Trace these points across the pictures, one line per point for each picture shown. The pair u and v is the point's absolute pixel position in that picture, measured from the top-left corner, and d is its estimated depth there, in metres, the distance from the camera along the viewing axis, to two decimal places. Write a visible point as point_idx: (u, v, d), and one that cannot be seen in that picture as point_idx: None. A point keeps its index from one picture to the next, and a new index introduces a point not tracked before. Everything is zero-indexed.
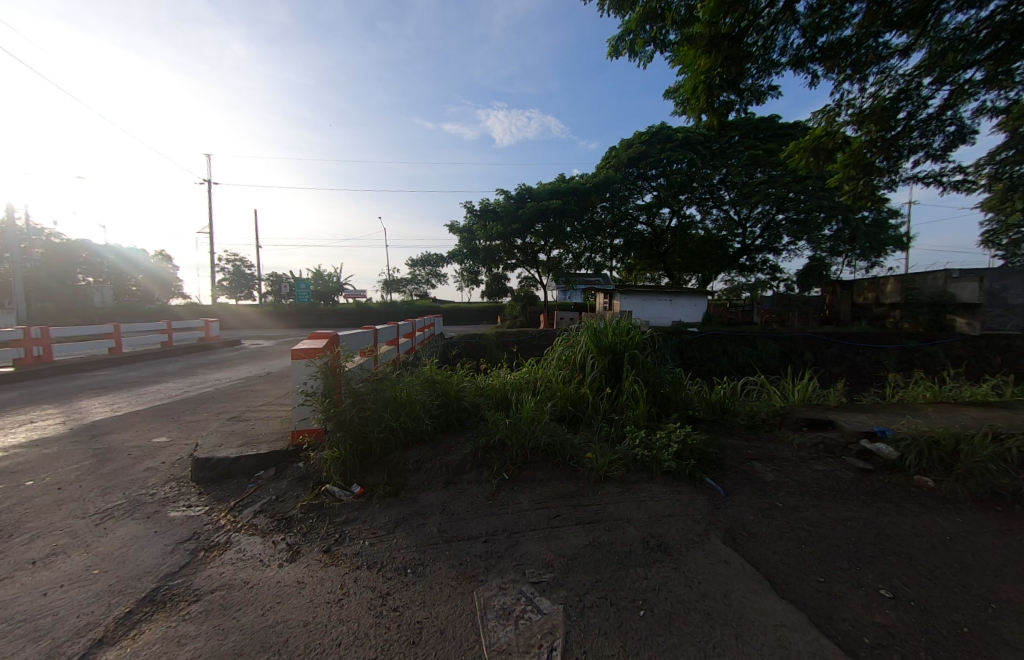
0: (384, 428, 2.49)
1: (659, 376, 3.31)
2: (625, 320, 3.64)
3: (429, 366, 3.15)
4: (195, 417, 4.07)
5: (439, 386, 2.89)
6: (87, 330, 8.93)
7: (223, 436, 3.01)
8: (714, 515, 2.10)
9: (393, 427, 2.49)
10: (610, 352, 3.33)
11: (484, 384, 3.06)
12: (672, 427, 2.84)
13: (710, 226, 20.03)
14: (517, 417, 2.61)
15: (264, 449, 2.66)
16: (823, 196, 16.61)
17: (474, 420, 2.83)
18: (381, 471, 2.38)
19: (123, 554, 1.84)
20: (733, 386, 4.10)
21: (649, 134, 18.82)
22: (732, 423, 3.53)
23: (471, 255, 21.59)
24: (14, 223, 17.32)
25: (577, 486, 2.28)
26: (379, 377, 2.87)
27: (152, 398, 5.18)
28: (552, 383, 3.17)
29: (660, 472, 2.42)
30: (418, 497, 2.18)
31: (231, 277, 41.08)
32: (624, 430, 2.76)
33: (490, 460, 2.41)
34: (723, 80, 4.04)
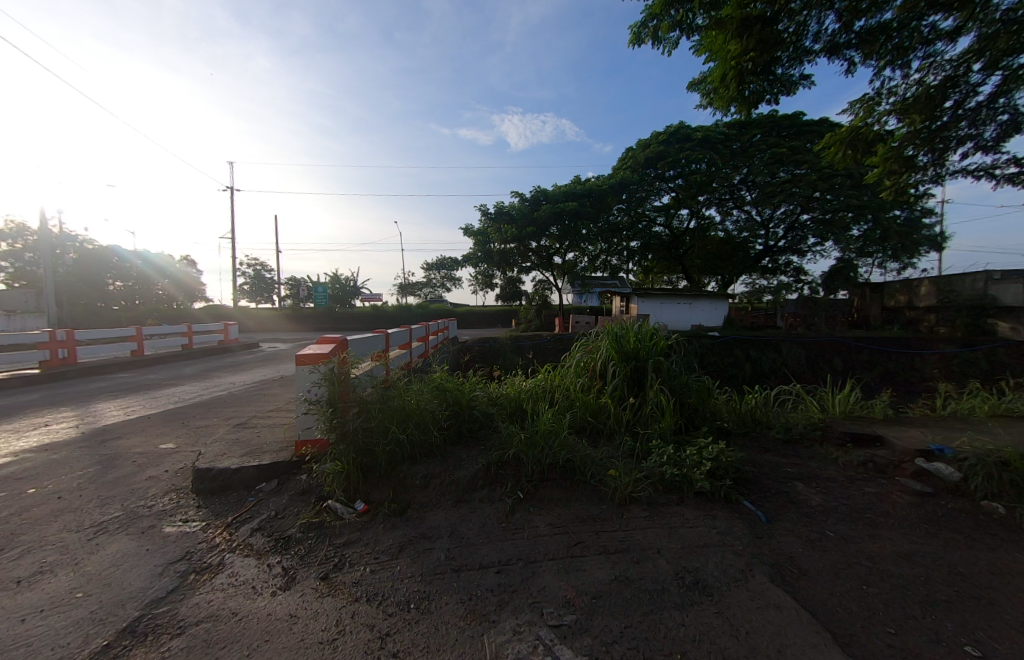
0: (390, 440, 2.32)
1: (686, 384, 3.06)
2: (647, 324, 3.40)
3: (439, 371, 2.98)
4: (205, 422, 4.02)
5: (450, 394, 2.71)
6: (111, 333, 9.17)
7: (227, 444, 2.91)
8: (756, 546, 1.85)
9: (400, 439, 2.32)
10: (633, 359, 3.10)
11: (498, 393, 2.87)
12: (703, 442, 2.58)
13: (730, 227, 19.45)
14: (534, 430, 2.41)
15: (266, 460, 2.54)
16: (852, 195, 15.88)
17: (487, 431, 2.64)
18: (386, 486, 2.21)
19: (110, 576, 1.71)
20: (765, 395, 3.80)
21: (667, 134, 18.41)
22: (766, 436, 3.25)
23: (485, 258, 21.53)
24: (49, 230, 18.16)
25: (600, 509, 2.05)
26: (388, 385, 2.73)
27: (167, 402, 5.18)
28: (570, 392, 2.95)
29: (691, 493, 2.18)
30: (425, 517, 2.00)
31: (252, 281, 42.27)
32: (650, 445, 2.52)
33: (503, 476, 2.22)
34: (755, 67, 3.81)
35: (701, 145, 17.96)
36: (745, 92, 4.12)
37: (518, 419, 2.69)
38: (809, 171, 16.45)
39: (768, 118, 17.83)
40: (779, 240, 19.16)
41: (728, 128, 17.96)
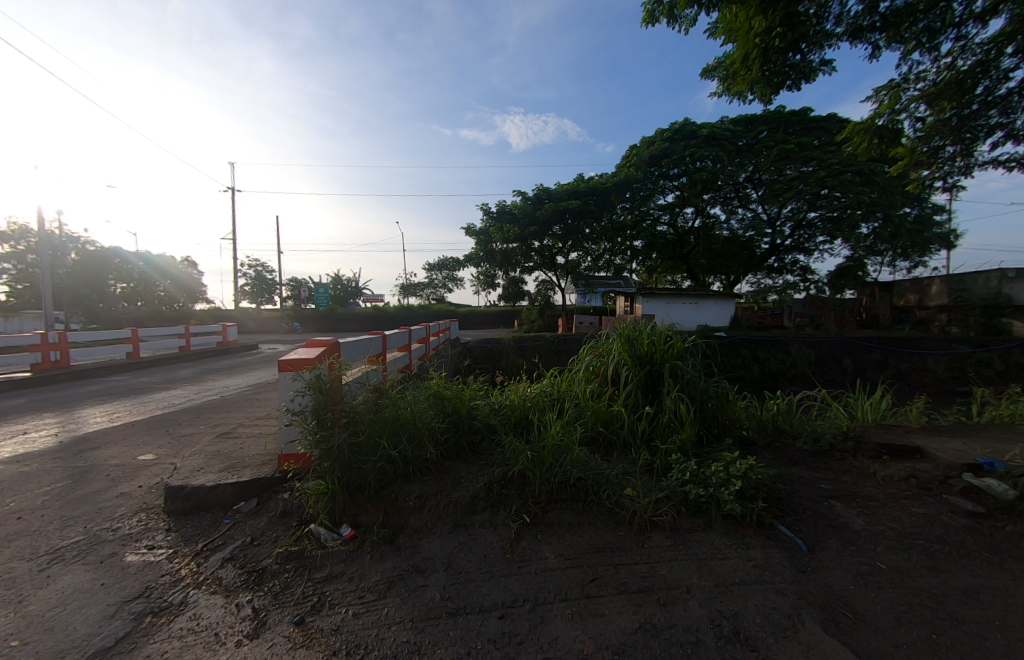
0: (380, 457, 2.07)
1: (706, 390, 2.81)
2: (661, 325, 3.14)
3: (437, 378, 2.74)
4: (190, 430, 3.79)
5: (447, 403, 2.47)
6: (105, 334, 9.02)
7: (207, 457, 2.68)
8: (801, 583, 1.58)
9: (391, 455, 2.07)
10: (647, 364, 2.84)
11: (500, 402, 2.63)
12: (727, 456, 2.33)
13: (735, 226, 19.19)
14: (541, 443, 2.16)
15: (246, 476, 2.30)
16: (862, 191, 15.52)
17: (489, 444, 2.40)
18: (376, 508, 1.97)
19: (53, 617, 1.47)
20: (788, 401, 3.53)
21: (672, 130, 18.12)
22: (791, 447, 2.99)
23: (487, 258, 21.28)
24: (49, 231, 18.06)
25: (617, 536, 1.80)
26: (381, 393, 2.49)
27: (155, 407, 4.97)
28: (579, 399, 2.71)
29: (720, 516, 1.92)
30: (419, 545, 1.77)
31: (254, 282, 42.20)
32: (669, 460, 2.27)
33: (507, 497, 1.97)
34: (779, 46, 3.57)
35: (707, 141, 17.66)
36: (766, 75, 3.87)
37: (524, 432, 2.45)
38: (818, 168, 16.13)
39: (774, 115, 17.53)
40: (786, 239, 18.85)
41: (734, 124, 17.67)
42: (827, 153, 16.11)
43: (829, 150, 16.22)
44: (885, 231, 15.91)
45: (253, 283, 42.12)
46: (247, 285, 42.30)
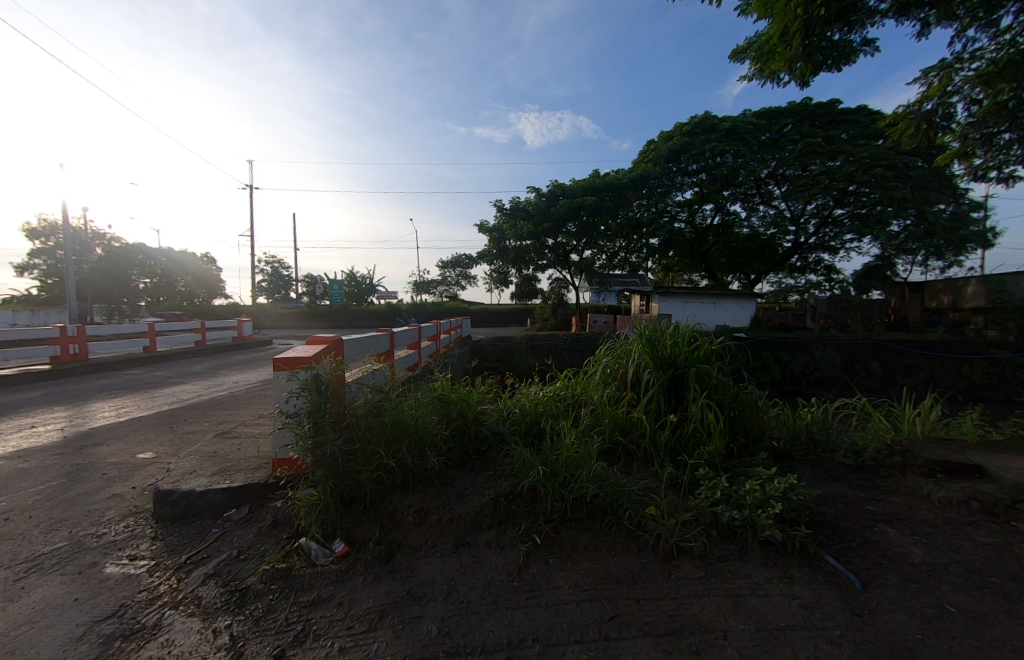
0: (377, 466, 1.90)
1: (734, 397, 2.56)
2: (685, 326, 2.89)
3: (441, 379, 2.57)
4: (193, 428, 3.72)
5: (452, 406, 2.28)
6: (123, 328, 9.19)
7: (201, 458, 2.56)
8: (858, 628, 1.32)
9: (390, 465, 1.89)
10: (669, 368, 2.60)
11: (509, 407, 2.44)
12: (763, 472, 2.07)
13: (756, 223, 18.61)
14: (553, 455, 1.95)
15: (238, 482, 2.17)
16: (895, 186, 14.72)
17: (496, 454, 2.21)
18: (372, 522, 1.80)
19: (15, 637, 1.31)
20: (823, 410, 3.22)
21: (692, 125, 17.61)
22: (828, 462, 2.71)
23: (499, 255, 21.07)
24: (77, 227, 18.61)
25: (640, 564, 1.58)
26: (382, 394, 2.32)
27: (163, 402, 4.96)
28: (596, 405, 2.49)
29: (756, 544, 1.68)
30: (417, 568, 1.58)
31: (271, 279, 43.03)
32: (696, 476, 2.04)
33: (516, 515, 1.77)
34: (825, 15, 3.24)
35: (728, 136, 17.09)
36: (807, 50, 3.54)
37: (535, 441, 2.25)
38: (846, 162, 15.41)
39: (800, 107, 16.84)
40: (810, 236, 18.13)
41: (757, 118, 17.09)
42: (856, 147, 15.39)
43: (858, 144, 15.48)
44: (919, 228, 15.06)
45: (270, 279, 42.90)
46: (264, 281, 43.11)
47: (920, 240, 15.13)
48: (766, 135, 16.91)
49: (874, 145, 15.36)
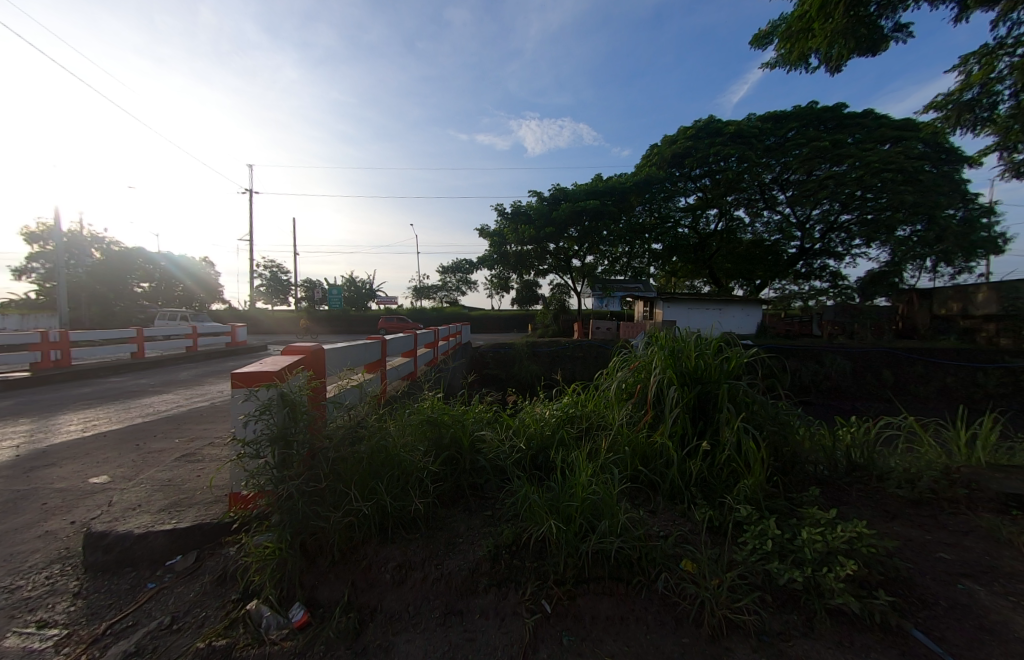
0: (347, 511, 1.52)
1: (773, 418, 2.19)
2: (710, 336, 2.54)
3: (429, 397, 2.21)
4: (160, 446, 3.39)
5: (444, 430, 1.92)
6: (111, 334, 8.93)
7: (151, 490, 2.20)
8: None
9: (364, 508, 1.52)
10: (694, 384, 2.25)
11: (511, 430, 2.08)
12: (822, 513, 1.68)
13: (760, 229, 18.40)
14: (565, 495, 1.57)
15: (187, 522, 1.81)
16: (904, 190, 14.45)
17: (495, 490, 1.84)
18: (340, 580, 1.43)
19: None
20: (862, 430, 2.84)
21: (696, 129, 17.48)
22: (878, 494, 2.31)
23: (500, 260, 20.78)
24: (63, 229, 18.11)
25: (682, 647, 1.18)
26: (361, 415, 1.96)
27: (136, 416, 4.62)
28: (613, 429, 2.14)
29: (826, 615, 1.29)
30: (390, 650, 1.19)
31: (270, 283, 42.73)
32: (741, 520, 1.66)
33: (520, 575, 1.39)
34: None
35: (733, 140, 16.90)
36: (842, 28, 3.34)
37: (542, 475, 1.88)
38: (854, 166, 15.16)
39: (806, 111, 16.66)
40: (815, 242, 17.87)
41: (762, 122, 16.92)
42: (864, 151, 15.14)
43: (866, 147, 15.25)
44: (929, 234, 14.73)
45: (270, 284, 42.68)
46: (263, 285, 42.88)
47: (929, 246, 14.82)
48: (770, 139, 16.71)
49: (882, 149, 15.13)
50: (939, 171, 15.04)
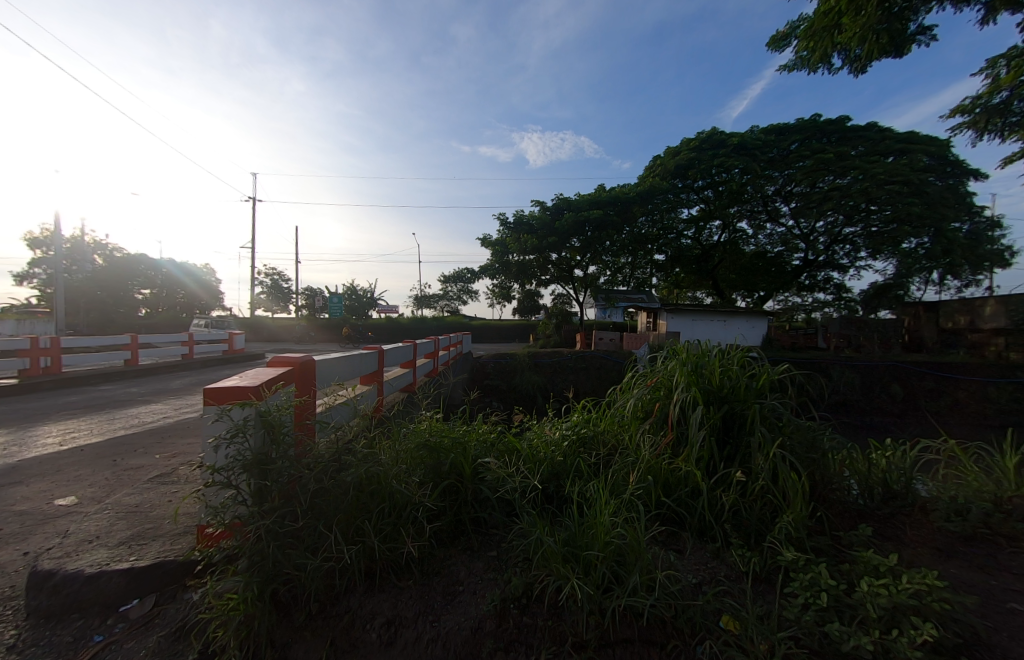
0: (327, 555, 1.27)
1: (810, 442, 1.96)
2: (733, 350, 2.34)
3: (426, 417, 1.99)
4: (137, 464, 3.17)
5: (443, 456, 1.69)
6: (106, 340, 8.80)
7: (112, 520, 1.97)
8: None
9: (345, 551, 1.27)
10: (720, 403, 2.03)
11: (518, 454, 1.86)
12: (884, 559, 1.43)
13: (763, 241, 18.40)
14: (584, 534, 1.33)
15: (147, 561, 1.58)
16: (909, 202, 14.43)
17: (501, 526, 1.60)
18: (313, 640, 1.18)
19: None
20: (895, 453, 2.57)
21: (699, 140, 17.70)
22: (922, 529, 2.00)
23: (502, 270, 20.70)
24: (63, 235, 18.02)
25: None
26: (349, 436, 1.73)
27: (119, 428, 4.40)
28: (633, 455, 1.92)
29: None
30: None
31: (270, 291, 42.70)
32: (789, 567, 1.41)
33: (531, 640, 1.12)
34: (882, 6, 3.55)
35: (736, 151, 17.02)
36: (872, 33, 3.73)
37: (554, 509, 1.64)
38: (858, 178, 15.16)
39: (809, 124, 16.77)
40: (819, 254, 17.77)
41: (765, 134, 17.05)
42: (869, 163, 15.15)
43: (871, 160, 15.28)
44: (937, 247, 14.64)
45: (270, 292, 42.65)
46: (265, 293, 42.91)
47: (936, 258, 14.69)
48: (773, 152, 16.81)
49: (887, 161, 15.13)
50: (945, 183, 15.02)
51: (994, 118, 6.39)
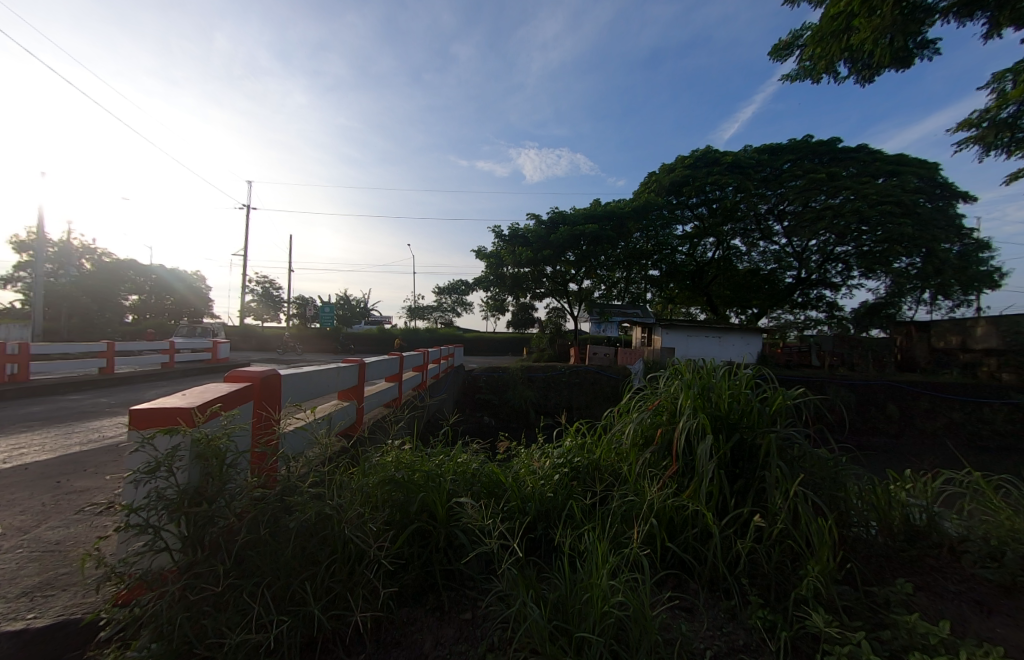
0: (251, 631, 0.99)
1: (830, 478, 1.74)
2: (742, 370, 2.14)
3: (396, 445, 1.75)
4: (81, 487, 2.85)
5: (412, 495, 1.46)
6: (79, 347, 8.44)
7: (21, 562, 1.66)
8: None
9: (274, 624, 1.00)
10: (730, 431, 1.82)
11: (502, 491, 1.63)
12: (945, 633, 1.16)
13: (756, 258, 18.61)
14: (576, 597, 1.08)
15: (37, 623, 1.27)
16: (899, 223, 14.68)
17: (479, 584, 1.32)
18: None
19: None
20: (915, 485, 2.35)
21: (694, 159, 18.00)
22: (958, 576, 1.75)
23: (496, 282, 20.56)
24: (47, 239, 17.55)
25: None
26: (300, 468, 1.45)
27: (73, 443, 4.07)
28: (635, 493, 1.67)
29: None
30: None
31: (260, 299, 42.15)
32: (827, 640, 1.15)
33: None
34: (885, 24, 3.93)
35: (730, 169, 17.31)
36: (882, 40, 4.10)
37: (543, 563, 1.38)
38: (850, 198, 15.46)
39: (801, 145, 17.13)
40: (812, 272, 17.94)
41: (758, 154, 17.41)
42: (860, 184, 15.47)
43: (862, 181, 15.60)
44: (928, 267, 14.83)
45: (261, 300, 42.08)
46: (256, 301, 42.35)
47: (927, 278, 14.90)
48: (765, 171, 17.14)
49: (877, 182, 15.44)
50: (934, 205, 15.36)
51: (1003, 131, 6.70)
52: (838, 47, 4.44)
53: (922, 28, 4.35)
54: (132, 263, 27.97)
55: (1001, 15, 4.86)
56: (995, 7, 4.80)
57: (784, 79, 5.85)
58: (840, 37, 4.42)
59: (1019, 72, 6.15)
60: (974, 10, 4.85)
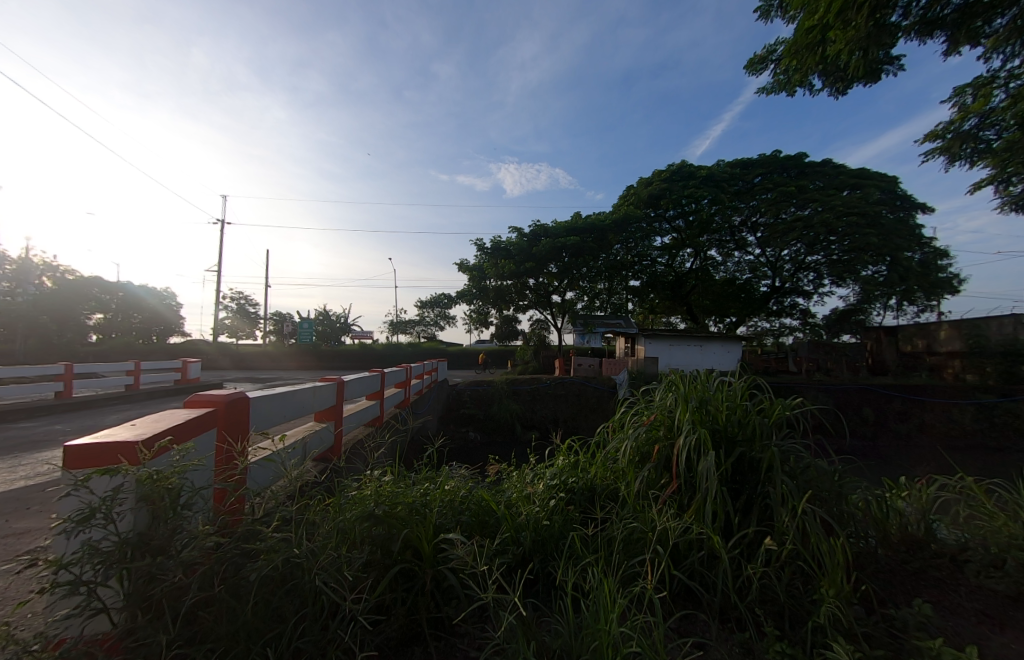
0: None
1: (835, 490, 1.68)
2: (736, 380, 2.08)
3: (377, 475, 1.60)
4: (21, 529, 2.55)
5: (394, 531, 1.30)
6: (32, 371, 7.83)
7: None
8: None
9: None
10: (730, 445, 1.74)
11: (495, 521, 1.52)
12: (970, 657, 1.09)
13: (732, 268, 19.26)
14: (583, 646, 0.96)
15: None
16: (865, 232, 15.47)
17: (471, 635, 1.17)
18: None
19: None
20: (911, 493, 2.33)
21: (670, 172, 18.61)
22: (969, 585, 1.68)
23: (480, 295, 20.45)
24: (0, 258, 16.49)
25: None
26: (262, 515, 1.25)
27: (15, 477, 3.69)
28: (636, 520, 1.56)
29: None
30: None
31: (234, 316, 40.67)
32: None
33: None
34: (857, 39, 4.20)
35: (704, 183, 17.99)
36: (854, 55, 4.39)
37: (543, 610, 1.24)
38: (818, 210, 16.30)
39: (771, 159, 17.98)
40: (786, 281, 18.62)
41: (731, 168, 18.18)
42: (827, 196, 16.32)
43: (829, 193, 16.48)
44: (894, 274, 15.64)
45: (235, 316, 40.60)
46: (230, 318, 40.82)
47: (892, 285, 15.67)
48: (738, 185, 17.91)
49: (843, 195, 16.31)
50: (895, 216, 16.34)
51: (966, 142, 7.18)
52: (814, 58, 4.73)
53: (890, 44, 4.63)
54: (96, 280, 26.47)
55: (960, 33, 5.23)
56: (953, 27, 5.19)
57: (761, 89, 6.10)
58: (814, 49, 4.65)
59: (980, 86, 6.62)
60: (934, 29, 5.24)
